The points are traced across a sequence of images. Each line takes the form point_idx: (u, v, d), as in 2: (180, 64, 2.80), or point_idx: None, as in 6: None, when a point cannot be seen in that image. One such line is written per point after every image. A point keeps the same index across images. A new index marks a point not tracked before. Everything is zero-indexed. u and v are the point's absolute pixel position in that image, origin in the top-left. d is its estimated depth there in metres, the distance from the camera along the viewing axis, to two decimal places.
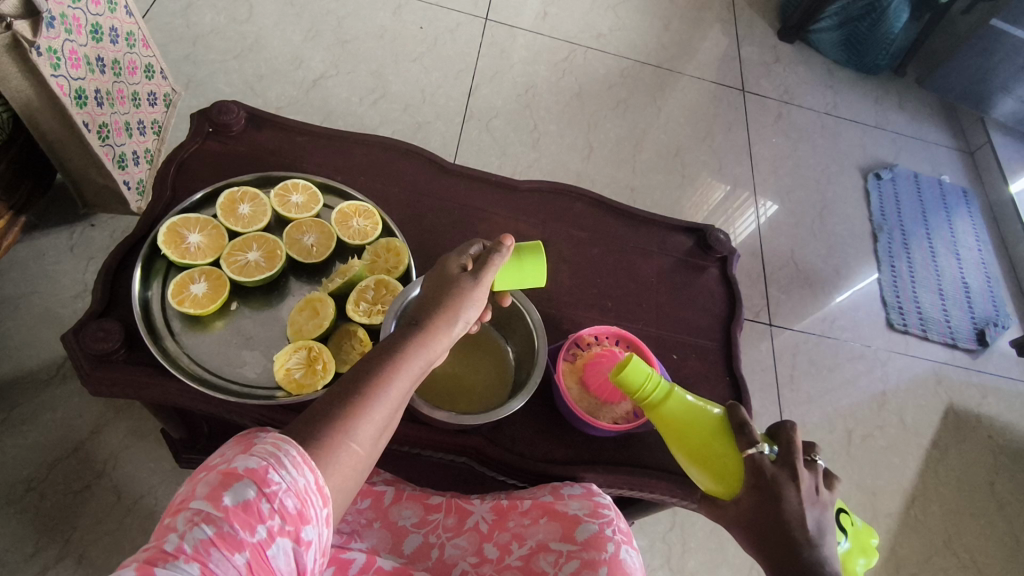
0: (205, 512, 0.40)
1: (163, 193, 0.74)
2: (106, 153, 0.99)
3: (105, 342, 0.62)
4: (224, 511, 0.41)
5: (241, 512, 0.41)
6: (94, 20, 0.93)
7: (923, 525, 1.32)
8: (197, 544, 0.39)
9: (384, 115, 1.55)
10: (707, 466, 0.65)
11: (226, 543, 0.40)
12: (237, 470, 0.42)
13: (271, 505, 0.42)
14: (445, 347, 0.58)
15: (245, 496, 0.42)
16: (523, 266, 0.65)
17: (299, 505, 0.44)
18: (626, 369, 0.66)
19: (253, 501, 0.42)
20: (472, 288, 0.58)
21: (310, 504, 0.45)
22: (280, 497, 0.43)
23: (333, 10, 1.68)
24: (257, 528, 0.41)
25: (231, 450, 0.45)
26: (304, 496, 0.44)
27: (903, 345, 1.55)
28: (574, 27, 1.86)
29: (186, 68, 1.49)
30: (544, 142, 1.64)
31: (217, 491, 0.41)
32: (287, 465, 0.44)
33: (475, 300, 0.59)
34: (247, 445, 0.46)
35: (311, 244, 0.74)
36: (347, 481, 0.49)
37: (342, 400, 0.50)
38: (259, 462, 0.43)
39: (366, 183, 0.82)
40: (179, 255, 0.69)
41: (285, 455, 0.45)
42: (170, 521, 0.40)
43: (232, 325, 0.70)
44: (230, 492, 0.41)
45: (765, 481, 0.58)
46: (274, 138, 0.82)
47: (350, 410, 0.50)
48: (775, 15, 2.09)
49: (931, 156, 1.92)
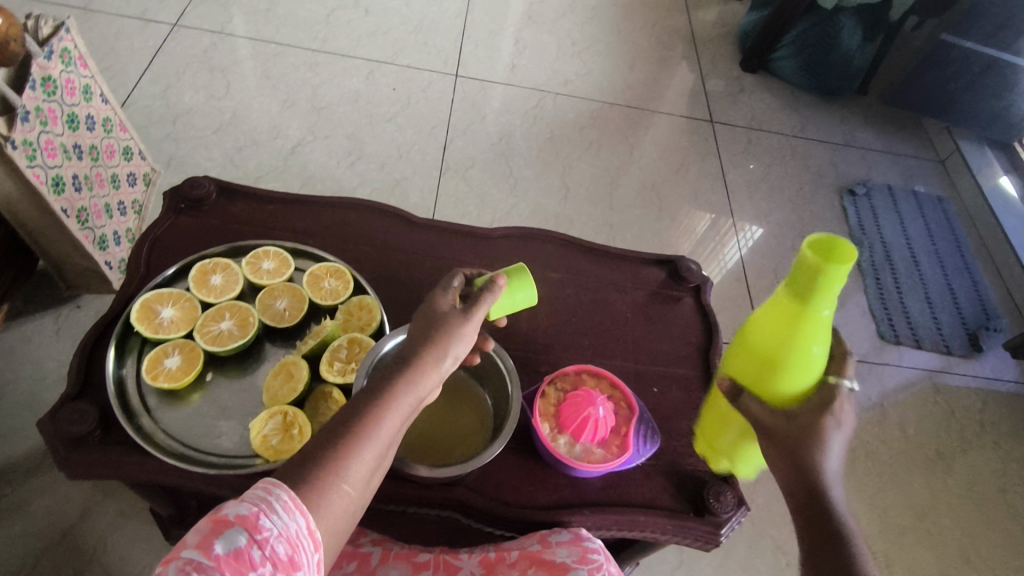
0: (196, 561, 0.41)
1: (137, 270, 0.76)
2: (86, 236, 1.01)
3: (81, 425, 0.63)
4: (216, 560, 0.41)
5: (232, 560, 0.41)
6: (70, 110, 0.96)
7: (939, 542, 1.28)
8: None
9: (362, 175, 1.60)
10: (790, 381, 0.61)
11: None
12: (228, 516, 0.43)
13: (263, 552, 0.42)
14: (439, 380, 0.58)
15: (237, 543, 0.42)
16: (516, 294, 0.68)
17: (291, 551, 0.44)
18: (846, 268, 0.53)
19: (244, 548, 0.42)
20: (461, 321, 0.59)
21: (301, 549, 0.44)
22: (272, 543, 0.43)
23: (308, 79, 1.75)
24: None
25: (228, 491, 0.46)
26: (294, 542, 0.44)
27: (899, 356, 1.54)
28: (542, 75, 1.93)
29: (167, 146, 1.54)
30: (520, 187, 1.67)
31: (208, 538, 0.42)
32: (279, 510, 0.45)
33: (465, 332, 0.59)
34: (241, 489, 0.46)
35: (284, 308, 0.74)
36: (339, 520, 0.49)
37: (332, 442, 0.50)
38: (250, 508, 0.44)
39: (337, 244, 0.83)
40: (152, 331, 0.69)
41: (277, 500, 0.45)
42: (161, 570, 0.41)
43: (208, 396, 0.70)
44: (221, 539, 0.41)
45: (822, 401, 0.58)
46: (245, 209, 0.84)
47: (339, 451, 0.50)
48: (736, 48, 2.17)
49: (902, 169, 1.96)
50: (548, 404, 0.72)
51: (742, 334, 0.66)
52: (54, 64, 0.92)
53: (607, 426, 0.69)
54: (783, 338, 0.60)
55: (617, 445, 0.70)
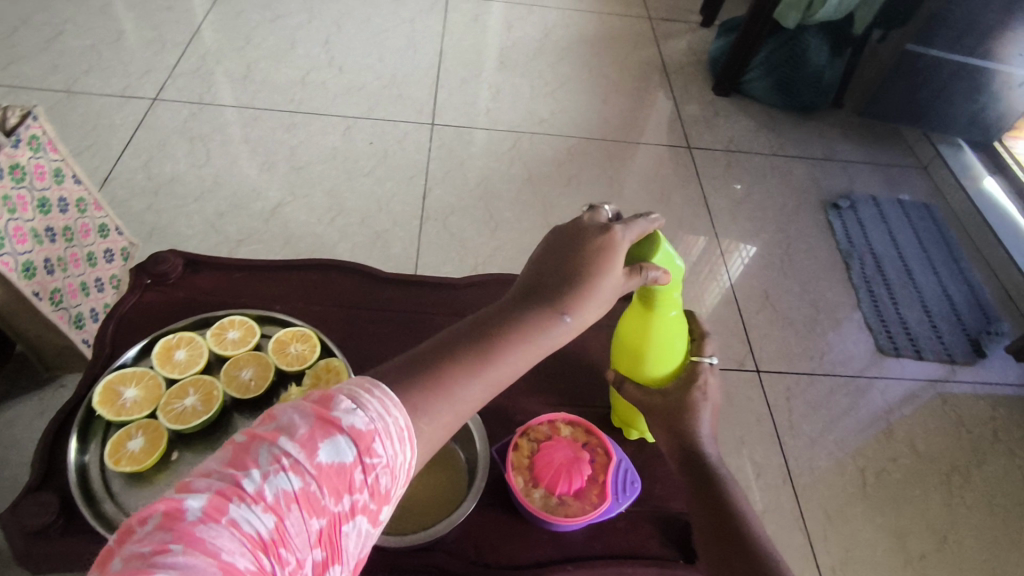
0: (298, 463, 0.43)
1: (103, 351, 0.75)
2: (61, 316, 1.02)
3: (40, 516, 0.61)
4: (319, 471, 0.43)
5: (333, 477, 0.44)
6: (41, 194, 0.98)
7: (960, 562, 1.23)
8: (280, 494, 0.42)
9: (344, 230, 1.60)
10: (658, 365, 0.72)
11: (308, 501, 0.43)
12: (343, 426, 0.44)
13: (365, 478, 0.45)
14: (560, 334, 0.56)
15: (343, 462, 0.44)
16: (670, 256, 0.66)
17: (387, 481, 0.46)
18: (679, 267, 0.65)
19: (349, 469, 0.44)
20: (605, 277, 0.57)
21: (396, 481, 0.47)
22: (376, 471, 0.45)
23: (286, 141, 1.78)
24: (341, 498, 0.44)
25: (346, 390, 0.47)
26: (393, 474, 0.46)
27: (900, 369, 1.51)
28: (517, 117, 1.96)
29: (149, 218, 1.56)
30: (502, 229, 1.67)
31: (316, 442, 0.44)
32: (392, 437, 0.46)
33: (608, 283, 0.58)
34: (358, 391, 0.47)
35: (249, 378, 0.73)
36: (430, 440, 0.51)
37: (445, 360, 0.52)
38: (368, 426, 0.45)
39: (305, 307, 0.83)
40: (115, 413, 0.68)
41: (391, 426, 0.46)
42: (265, 452, 0.43)
43: (175, 476, 0.67)
44: (330, 452, 0.43)
45: (694, 378, 0.71)
46: (212, 279, 0.84)
47: (447, 368, 0.52)
48: (707, 73, 2.20)
49: (884, 178, 1.96)
50: (523, 456, 0.70)
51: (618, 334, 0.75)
52: (22, 152, 0.93)
53: (584, 478, 0.68)
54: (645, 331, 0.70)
55: (596, 495, 0.68)
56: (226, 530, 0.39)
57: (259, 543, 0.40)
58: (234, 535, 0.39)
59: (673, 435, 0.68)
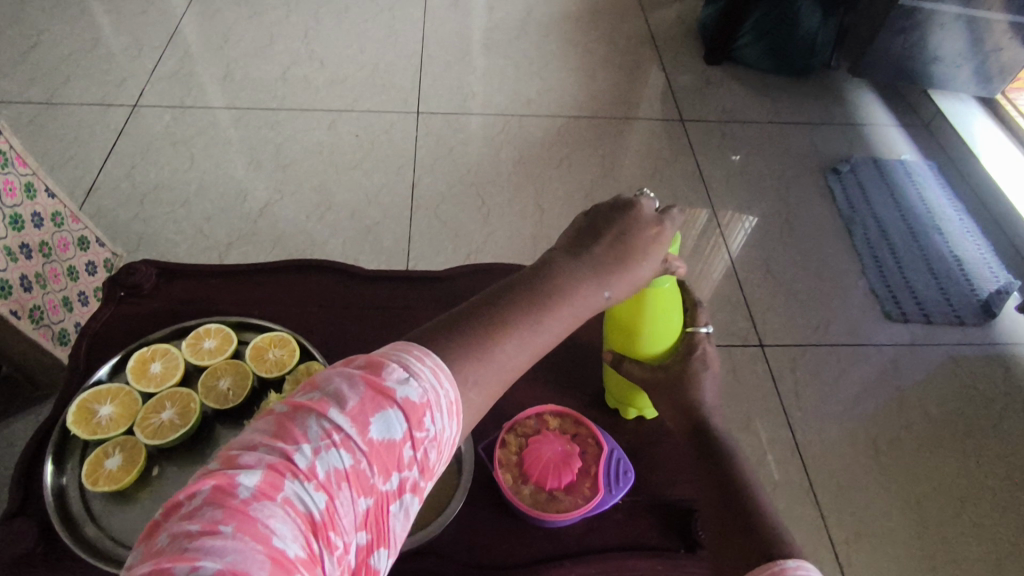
0: (349, 438, 0.41)
1: (77, 368, 0.73)
2: (43, 333, 1.00)
3: (18, 545, 0.59)
4: (369, 446, 0.41)
5: (382, 453, 0.42)
6: (12, 211, 0.95)
7: (980, 528, 1.20)
8: (332, 471, 0.40)
9: (333, 226, 1.58)
10: (656, 344, 0.68)
11: (358, 479, 0.41)
12: (395, 397, 0.43)
13: (413, 453, 0.43)
14: (596, 309, 0.55)
15: (393, 436, 0.42)
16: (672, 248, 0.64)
17: (434, 457, 0.45)
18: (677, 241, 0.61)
19: (398, 444, 0.42)
20: (644, 253, 0.56)
21: (440, 458, 0.45)
22: (423, 446, 0.44)
23: (270, 139, 1.75)
24: (388, 476, 0.42)
25: (396, 359, 0.45)
26: (439, 448, 0.45)
27: (908, 335, 1.47)
28: (504, 99, 1.92)
29: (136, 226, 1.54)
30: (494, 216, 1.64)
31: (367, 414, 0.42)
32: (441, 410, 0.45)
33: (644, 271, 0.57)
34: (409, 361, 0.46)
35: (227, 388, 0.71)
36: (475, 406, 0.49)
37: (491, 329, 0.49)
38: (418, 396, 0.44)
39: (283, 310, 0.81)
40: (90, 432, 0.66)
41: (442, 399, 0.45)
42: (314, 426, 0.41)
43: (156, 493, 0.65)
44: (381, 425, 0.42)
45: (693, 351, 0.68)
46: (187, 288, 0.82)
47: (490, 334, 0.49)
48: (697, 42, 2.14)
49: (884, 140, 1.91)
50: (510, 451, 0.68)
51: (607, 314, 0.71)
52: None
53: (575, 471, 0.67)
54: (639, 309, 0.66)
55: (588, 488, 0.66)
56: (280, 508, 0.37)
57: (311, 522, 0.38)
58: (287, 513, 0.37)
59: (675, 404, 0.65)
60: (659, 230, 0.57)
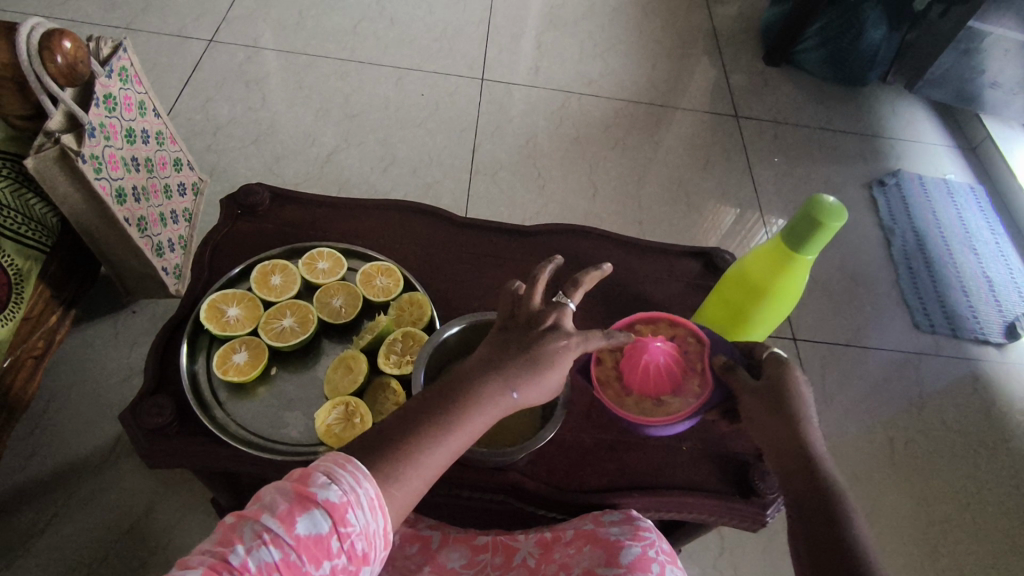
0: (276, 535, 0.45)
1: (201, 274, 0.80)
2: (146, 243, 1.07)
3: (159, 417, 0.67)
4: (296, 541, 0.46)
5: (310, 545, 0.46)
6: (128, 125, 1.01)
7: (983, 530, 1.28)
8: (263, 564, 0.45)
9: (396, 179, 1.64)
10: (761, 314, 0.70)
11: (290, 568, 0.45)
12: (317, 499, 0.47)
13: (342, 544, 0.47)
14: (506, 407, 0.60)
15: (319, 529, 0.46)
16: (827, 230, 0.63)
17: (366, 547, 0.49)
18: (839, 226, 0.62)
19: (326, 537, 0.46)
20: (548, 366, 0.60)
21: (374, 545, 0.49)
22: (351, 539, 0.48)
23: (339, 89, 1.80)
24: (323, 562, 0.46)
25: (324, 467, 0.49)
26: (371, 538, 0.49)
27: (934, 346, 1.54)
28: (566, 76, 1.96)
29: (209, 157, 1.60)
30: (549, 187, 1.70)
31: (294, 516, 0.46)
32: (364, 506, 0.49)
33: (553, 377, 0.61)
34: (334, 467, 0.50)
35: (340, 306, 0.79)
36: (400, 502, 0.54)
37: (414, 432, 0.56)
38: (341, 496, 0.48)
39: (385, 244, 0.87)
40: (220, 328, 0.75)
41: (362, 497, 0.49)
42: (249, 529, 0.45)
43: (273, 390, 0.74)
44: (304, 523, 0.46)
45: (785, 370, 0.62)
46: (297, 213, 0.88)
47: (419, 440, 0.56)
48: (758, 42, 2.17)
49: (932, 158, 1.95)
50: (608, 369, 0.72)
51: (730, 272, 0.72)
52: (115, 82, 0.96)
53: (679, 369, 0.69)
54: (771, 281, 0.68)
55: (698, 384, 0.69)
56: None
57: None
58: None
59: (778, 432, 0.59)
60: (569, 338, 0.60)
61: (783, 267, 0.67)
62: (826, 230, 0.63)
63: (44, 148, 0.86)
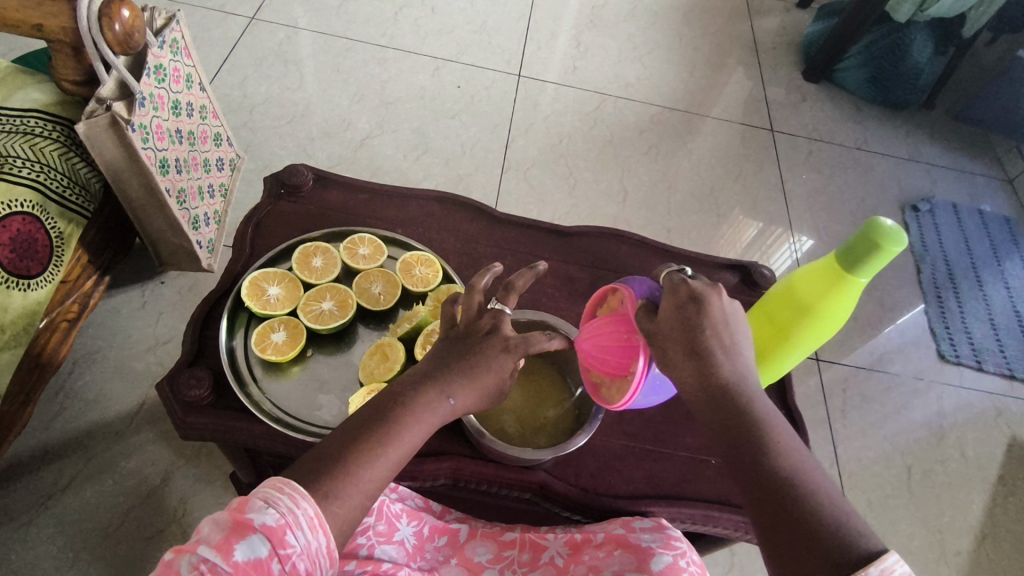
0: (213, 563, 0.43)
1: (243, 251, 0.81)
2: (182, 216, 1.08)
3: (197, 389, 0.67)
4: (233, 567, 0.43)
5: (249, 569, 0.44)
6: (175, 97, 1.01)
7: (995, 566, 1.26)
8: None
9: (427, 169, 1.64)
10: (806, 332, 0.69)
11: None
12: (253, 523, 0.45)
13: (282, 566, 0.45)
14: (445, 415, 0.59)
15: (258, 553, 0.44)
16: (884, 253, 0.62)
17: (308, 567, 0.47)
18: (897, 251, 0.62)
19: (265, 560, 0.44)
20: (484, 372, 0.60)
21: (317, 565, 0.47)
22: (293, 560, 0.46)
23: (376, 75, 1.80)
24: None
25: (259, 492, 0.47)
26: (313, 558, 0.47)
27: (958, 377, 1.51)
28: (603, 77, 1.95)
29: (244, 134, 1.61)
30: (580, 188, 1.69)
31: (232, 542, 0.44)
32: (303, 527, 0.47)
33: (487, 379, 0.60)
34: (269, 492, 0.48)
35: (379, 292, 0.79)
36: (348, 521, 0.51)
37: (350, 443, 0.53)
38: (277, 519, 0.46)
39: (424, 234, 0.87)
40: (261, 306, 0.75)
41: (302, 517, 0.47)
42: (183, 562, 0.43)
43: (308, 371, 0.75)
44: (242, 548, 0.44)
45: (684, 296, 0.56)
46: (338, 197, 0.88)
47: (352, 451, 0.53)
48: (799, 57, 2.15)
49: (969, 187, 1.92)
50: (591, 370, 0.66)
51: (777, 290, 0.71)
52: (166, 53, 0.97)
53: (618, 334, 0.61)
54: (821, 299, 0.67)
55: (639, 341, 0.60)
56: None
57: None
58: None
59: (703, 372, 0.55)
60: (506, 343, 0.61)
61: (832, 288, 0.66)
62: (884, 255, 0.63)
63: (95, 115, 0.86)
